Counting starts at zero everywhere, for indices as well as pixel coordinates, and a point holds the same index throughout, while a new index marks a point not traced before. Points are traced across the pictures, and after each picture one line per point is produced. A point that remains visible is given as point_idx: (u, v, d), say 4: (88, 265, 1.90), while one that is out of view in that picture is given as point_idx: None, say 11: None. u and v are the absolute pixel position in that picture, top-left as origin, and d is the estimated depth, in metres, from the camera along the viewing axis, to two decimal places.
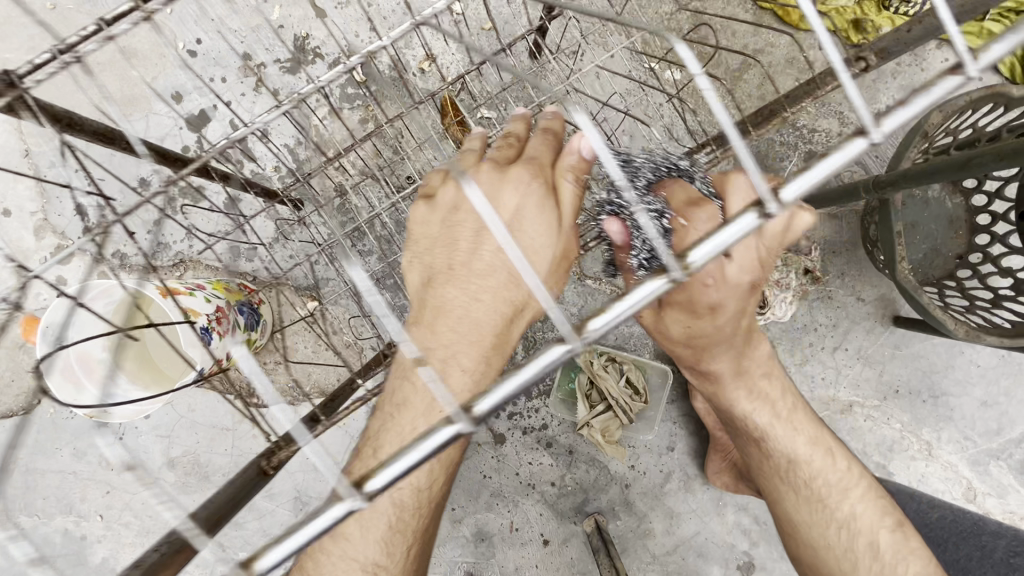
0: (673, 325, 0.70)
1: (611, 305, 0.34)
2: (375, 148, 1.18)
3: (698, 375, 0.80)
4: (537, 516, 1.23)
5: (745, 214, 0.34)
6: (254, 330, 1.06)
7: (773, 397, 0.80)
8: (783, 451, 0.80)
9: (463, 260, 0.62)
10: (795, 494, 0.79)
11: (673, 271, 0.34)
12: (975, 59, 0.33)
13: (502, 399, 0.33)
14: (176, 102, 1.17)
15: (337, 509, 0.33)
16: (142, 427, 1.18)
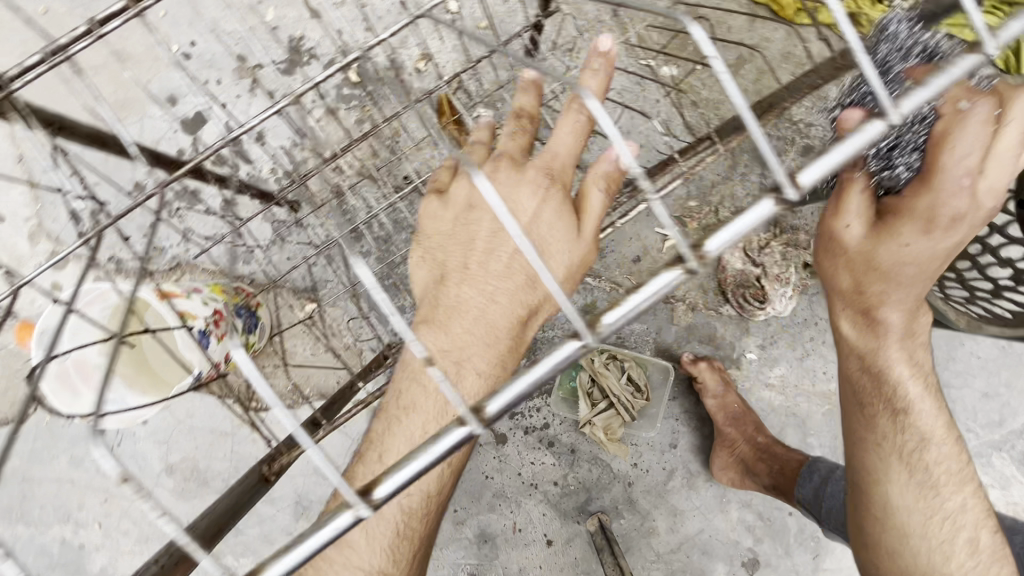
0: (894, 242, 0.54)
1: (622, 303, 0.38)
2: (374, 148, 1.17)
3: (863, 325, 0.61)
4: (540, 516, 1.23)
5: (762, 202, 0.37)
6: (252, 334, 1.03)
7: (925, 367, 0.64)
8: (921, 426, 0.64)
9: (480, 260, 0.65)
10: (907, 475, 0.64)
11: (687, 262, 0.37)
12: (993, 37, 0.37)
13: (512, 397, 0.38)
14: (171, 104, 1.16)
15: (340, 522, 0.38)
16: (139, 433, 1.17)
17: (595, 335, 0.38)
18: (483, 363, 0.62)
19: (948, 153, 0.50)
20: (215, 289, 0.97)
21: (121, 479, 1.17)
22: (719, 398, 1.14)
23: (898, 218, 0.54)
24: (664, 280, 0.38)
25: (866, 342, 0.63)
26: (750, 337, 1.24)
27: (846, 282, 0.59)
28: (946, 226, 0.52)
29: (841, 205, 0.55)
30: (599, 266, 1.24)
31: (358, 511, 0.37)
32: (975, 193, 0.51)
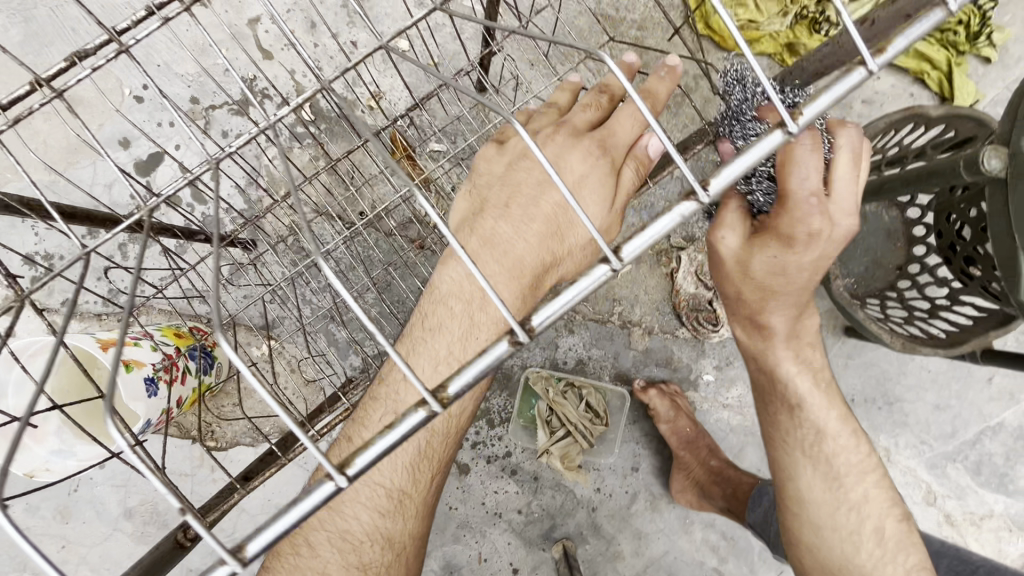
0: (758, 259, 0.60)
1: (464, 369, 0.32)
2: (326, 183, 1.17)
3: (754, 331, 0.68)
4: (505, 545, 1.23)
5: (682, 202, 0.33)
6: (207, 375, 1.03)
7: (816, 364, 0.72)
8: (814, 423, 0.71)
9: (487, 235, 0.64)
10: (812, 468, 0.72)
11: (613, 261, 0.32)
12: (877, 56, 0.33)
13: (468, 383, 0.32)
14: (124, 147, 1.17)
15: (314, 496, 0.31)
16: (96, 478, 1.15)
17: (531, 333, 0.32)
18: (441, 440, 0.61)
19: (792, 179, 0.54)
20: (166, 333, 0.98)
21: (79, 524, 1.15)
22: (670, 422, 1.16)
23: (762, 236, 0.59)
24: (596, 273, 0.32)
25: (758, 345, 0.70)
26: (706, 358, 1.26)
27: (733, 291, 0.66)
28: (804, 243, 0.57)
29: (721, 220, 0.63)
30: None
31: (335, 483, 0.31)
32: (823, 211, 0.55)
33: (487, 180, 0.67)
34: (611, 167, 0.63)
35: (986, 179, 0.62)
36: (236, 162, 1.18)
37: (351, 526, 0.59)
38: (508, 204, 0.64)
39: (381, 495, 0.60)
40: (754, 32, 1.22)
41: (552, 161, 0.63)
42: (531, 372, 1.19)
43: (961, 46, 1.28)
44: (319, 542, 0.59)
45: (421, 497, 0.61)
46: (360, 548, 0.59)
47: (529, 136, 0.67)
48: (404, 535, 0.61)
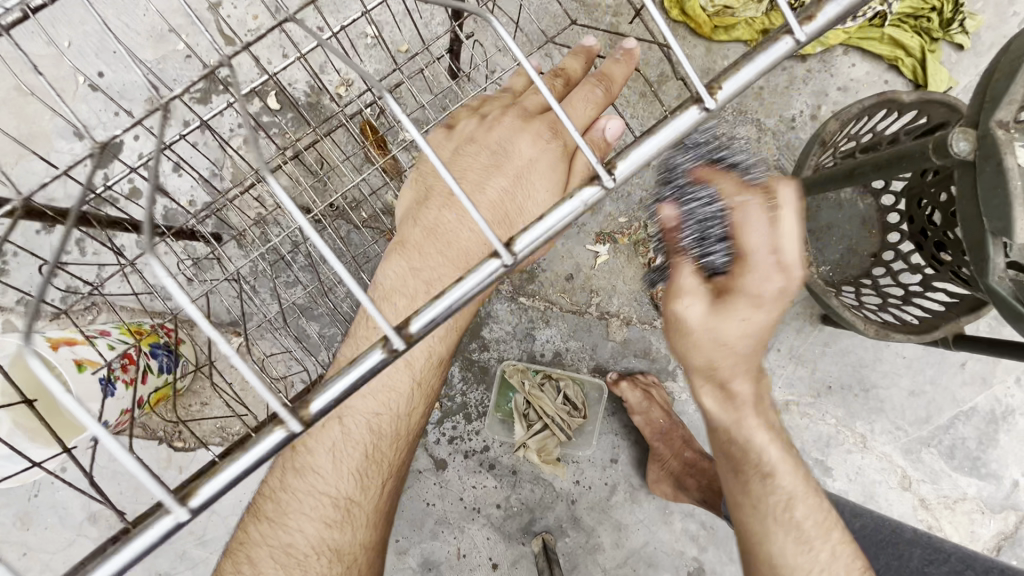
0: (730, 325, 0.53)
1: (332, 380, 0.33)
2: (293, 173, 1.13)
3: (722, 398, 0.60)
4: (484, 540, 1.22)
5: (586, 189, 0.35)
6: (172, 373, 1.00)
7: (777, 426, 0.65)
8: (785, 486, 0.64)
9: (435, 225, 0.62)
10: (784, 535, 0.64)
11: (503, 258, 0.34)
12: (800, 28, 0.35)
13: (334, 399, 0.33)
14: (80, 138, 1.12)
15: (160, 523, 0.32)
16: (59, 482, 1.11)
17: (409, 339, 0.33)
18: (390, 442, 0.60)
19: (750, 235, 0.50)
20: (126, 330, 0.94)
21: (41, 530, 1.11)
22: (644, 414, 1.16)
23: (730, 298, 0.52)
24: (487, 268, 0.34)
25: (731, 417, 0.61)
26: None
27: (699, 364, 0.57)
28: (770, 302, 0.51)
29: (680, 288, 0.55)
30: (534, 286, 1.24)
31: (174, 515, 0.32)
32: (780, 271, 0.50)
33: (432, 168, 0.65)
34: (564, 149, 0.60)
35: (955, 162, 0.61)
36: (199, 153, 1.13)
37: (295, 540, 0.56)
38: (453, 192, 0.63)
39: (327, 504, 0.58)
40: (729, 17, 1.21)
41: (503, 144, 0.62)
42: (507, 365, 1.18)
43: (935, 32, 1.27)
44: (262, 561, 0.55)
45: (372, 504, 0.60)
46: (305, 563, 0.56)
47: (477, 121, 0.65)
48: (354, 548, 0.58)
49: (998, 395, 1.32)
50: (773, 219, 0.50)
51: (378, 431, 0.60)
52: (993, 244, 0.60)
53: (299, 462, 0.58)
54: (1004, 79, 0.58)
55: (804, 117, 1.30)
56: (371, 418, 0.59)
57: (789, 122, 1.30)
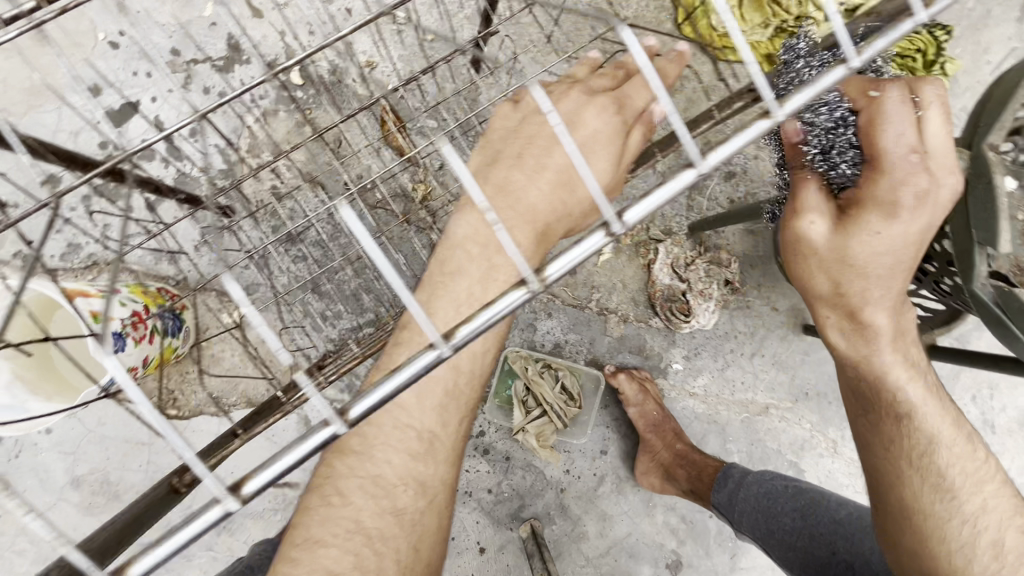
0: (859, 239, 0.58)
1: (563, 253, 0.38)
2: (312, 150, 1.14)
3: (852, 329, 0.63)
4: (474, 524, 1.24)
5: (758, 120, 0.40)
6: (176, 337, 0.99)
7: (919, 365, 0.65)
8: (926, 429, 0.65)
9: (516, 184, 0.66)
10: (919, 479, 0.64)
11: (696, 163, 0.39)
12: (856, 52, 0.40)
13: (567, 266, 0.38)
14: (94, 95, 1.10)
15: (320, 432, 0.35)
16: (41, 444, 1.08)
17: (625, 226, 0.38)
18: (470, 381, 0.62)
19: (884, 137, 0.57)
20: (134, 289, 0.94)
21: (19, 492, 1.08)
22: (639, 406, 1.21)
23: (858, 213, 0.58)
24: (684, 177, 0.39)
25: (859, 348, 0.63)
26: (677, 348, 1.30)
27: (827, 284, 0.62)
28: (910, 208, 0.57)
29: (803, 205, 0.61)
30: None
31: (438, 348, 0.36)
32: (929, 172, 0.56)
33: (499, 138, 0.72)
34: (622, 127, 0.67)
35: (949, 179, 0.68)
36: (219, 121, 1.13)
37: (383, 471, 0.59)
38: (522, 155, 0.68)
39: (411, 437, 0.60)
40: (738, 39, 1.27)
41: (568, 116, 0.68)
42: (510, 351, 1.22)
43: (918, 72, 1.39)
44: (350, 489, 0.58)
45: (452, 440, 0.62)
46: (392, 493, 0.59)
47: (545, 96, 0.72)
48: (437, 481, 0.61)
49: None
50: (945, 130, 0.58)
51: (458, 368, 0.61)
52: (979, 253, 0.67)
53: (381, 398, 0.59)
54: (996, 107, 0.66)
55: None
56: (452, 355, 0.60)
57: None
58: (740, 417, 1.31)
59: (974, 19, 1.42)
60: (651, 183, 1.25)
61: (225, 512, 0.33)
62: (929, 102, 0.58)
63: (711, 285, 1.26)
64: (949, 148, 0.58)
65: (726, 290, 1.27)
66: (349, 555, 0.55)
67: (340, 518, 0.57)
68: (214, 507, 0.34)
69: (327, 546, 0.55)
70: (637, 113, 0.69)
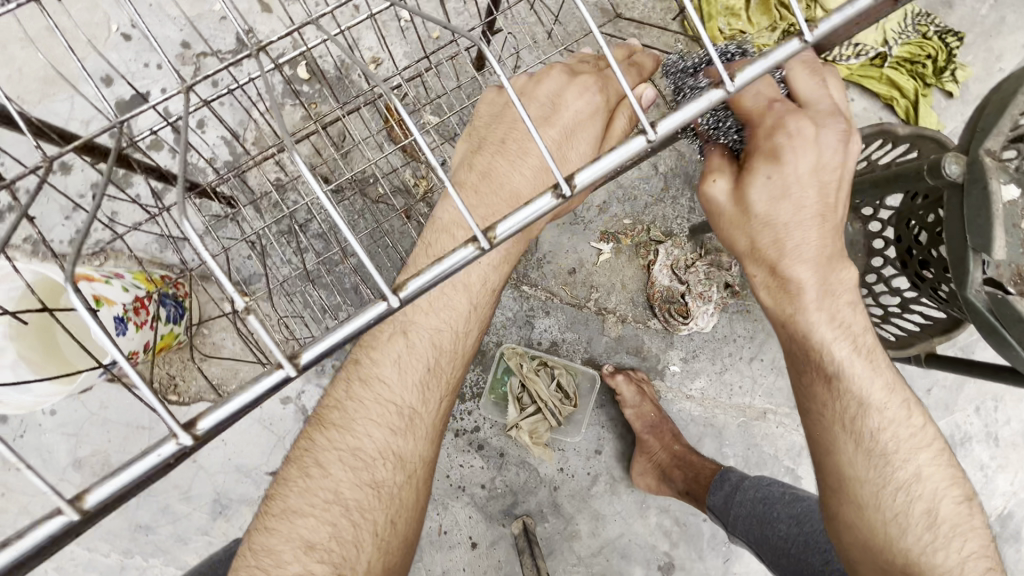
0: (755, 190, 0.61)
1: (515, 212, 0.38)
2: (315, 143, 1.15)
3: (776, 283, 0.63)
4: (466, 519, 1.25)
5: (711, 91, 0.39)
6: (176, 325, 1.01)
7: (854, 324, 0.64)
8: (856, 390, 0.64)
9: (500, 171, 0.69)
10: (855, 444, 0.65)
11: (651, 132, 0.37)
12: (813, 30, 0.38)
13: (517, 225, 0.38)
14: (106, 85, 1.13)
15: (271, 378, 0.36)
16: (46, 425, 1.11)
17: (574, 186, 0.37)
18: (449, 358, 0.67)
19: (748, 98, 0.61)
20: (138, 276, 0.96)
21: (23, 471, 1.11)
22: (635, 407, 1.22)
23: (749, 167, 0.61)
24: (633, 143, 0.38)
25: (785, 305, 0.64)
26: (674, 350, 1.30)
27: (743, 241, 0.63)
28: (795, 159, 0.59)
29: (709, 168, 0.64)
30: (536, 276, 1.28)
31: (389, 302, 0.37)
32: (797, 123, 0.60)
33: (483, 124, 0.74)
34: (604, 109, 0.71)
35: (946, 184, 0.68)
36: (227, 114, 1.15)
37: (363, 443, 0.62)
38: (504, 142, 0.71)
39: (393, 413, 0.64)
40: (744, 42, 1.26)
41: (554, 95, 0.71)
42: (506, 348, 1.23)
43: (929, 78, 1.37)
44: (329, 462, 0.61)
45: (432, 418, 0.66)
46: (371, 466, 0.62)
47: (526, 79, 0.75)
48: (415, 456, 0.64)
49: (958, 421, 1.40)
50: (814, 80, 0.62)
51: (439, 347, 0.66)
52: (973, 260, 0.67)
53: (364, 374, 0.65)
54: (993, 114, 0.66)
55: None
56: (435, 335, 0.66)
57: None
58: (737, 421, 1.30)
59: (986, 25, 1.39)
60: (652, 187, 1.27)
61: (178, 444, 0.34)
62: (796, 61, 0.63)
63: (711, 287, 1.24)
64: (824, 97, 0.62)
65: (726, 294, 1.26)
66: (326, 526, 0.59)
67: (318, 489, 0.60)
68: (171, 444, 0.35)
69: (303, 517, 0.59)
70: (619, 96, 0.73)
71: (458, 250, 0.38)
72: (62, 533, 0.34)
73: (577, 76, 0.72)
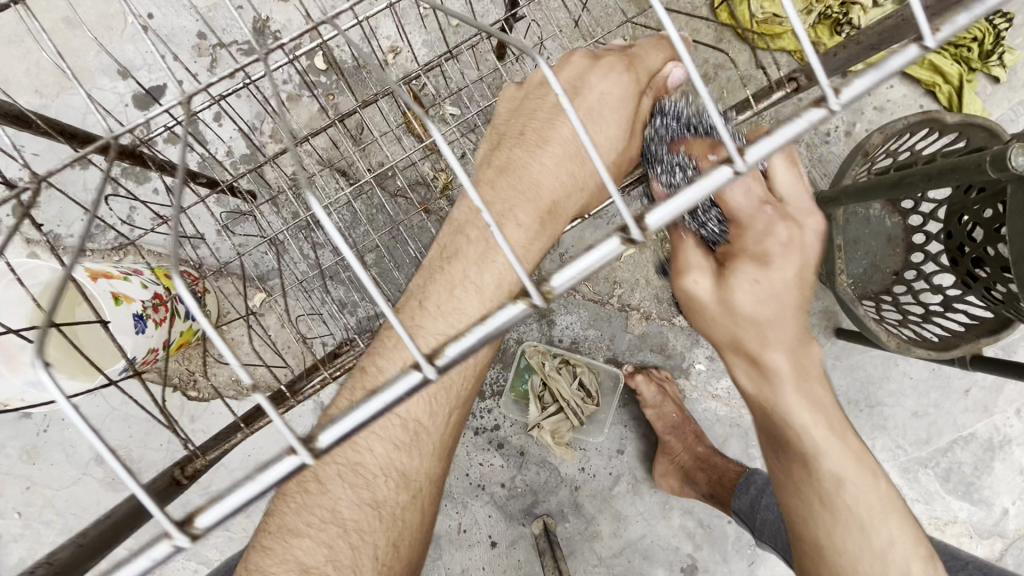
0: (740, 288, 0.57)
1: (574, 259, 0.31)
2: (334, 136, 1.13)
3: (755, 372, 0.60)
4: (486, 518, 1.24)
5: (812, 110, 0.30)
6: (195, 321, 0.99)
7: (826, 402, 0.61)
8: (834, 468, 0.60)
9: (521, 164, 0.66)
10: (831, 515, 0.61)
11: (739, 163, 0.30)
12: (935, 32, 0.30)
13: (583, 273, 0.31)
14: (123, 78, 1.11)
15: (284, 465, 0.30)
16: (69, 420, 1.11)
17: (645, 232, 0.31)
18: (460, 372, 0.63)
19: (739, 197, 0.57)
20: (155, 272, 0.94)
21: (47, 466, 1.11)
22: (656, 407, 1.18)
23: (732, 263, 0.57)
24: (717, 175, 0.31)
25: (764, 394, 0.60)
26: (700, 348, 1.26)
27: (723, 334, 0.60)
28: (777, 257, 0.57)
29: (688, 263, 0.60)
30: (558, 271, 1.24)
31: (425, 373, 0.31)
32: (782, 218, 0.58)
33: (504, 118, 0.71)
34: (630, 92, 0.68)
35: (1009, 177, 0.63)
36: (244, 107, 1.13)
37: (364, 460, 0.60)
38: (525, 133, 0.68)
39: (397, 426, 0.61)
40: (778, 26, 1.20)
41: (576, 81, 0.69)
42: (527, 346, 1.20)
43: (973, 63, 1.29)
44: (329, 477, 0.59)
45: (439, 433, 0.63)
46: (372, 483, 0.60)
47: (547, 68, 0.73)
48: (419, 473, 0.62)
49: (997, 424, 1.34)
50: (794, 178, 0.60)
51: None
52: None
53: None
54: None
55: (837, 134, 1.32)
56: None
57: (823, 136, 1.33)
58: None
59: None
60: None
61: (172, 550, 0.28)
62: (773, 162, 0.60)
63: None
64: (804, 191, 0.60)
65: None
66: (322, 546, 0.58)
67: (315, 506, 0.59)
68: (165, 547, 0.29)
69: (301, 536, 0.58)
70: (646, 77, 0.69)
71: (505, 306, 0.32)
72: None
73: (598, 62, 0.70)
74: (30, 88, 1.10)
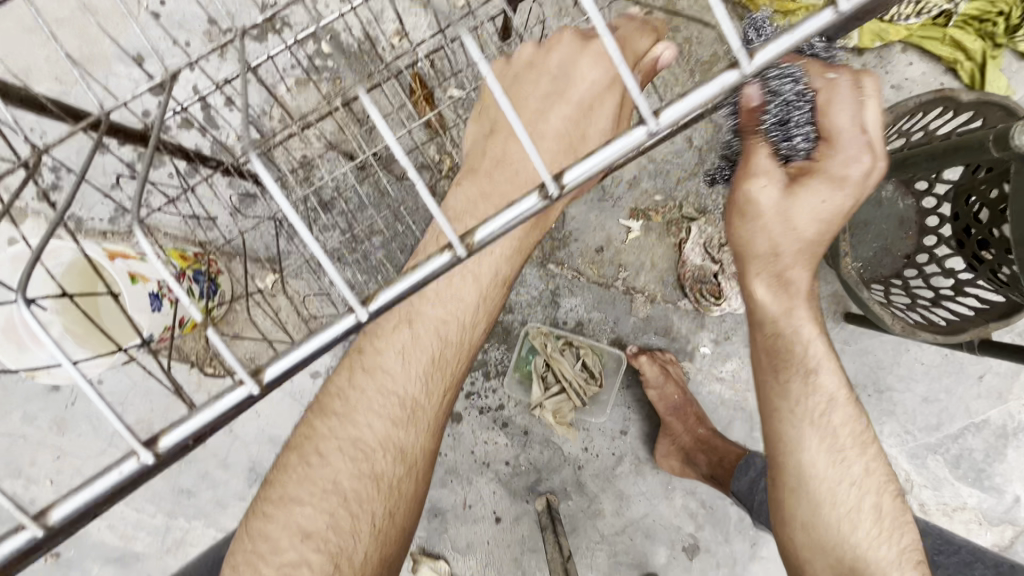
0: (805, 202, 0.65)
1: (496, 216, 0.38)
2: (341, 120, 1.14)
3: (777, 283, 0.72)
4: (490, 494, 1.27)
5: (726, 73, 0.34)
6: (210, 301, 1.03)
7: (824, 333, 0.77)
8: (827, 393, 0.74)
9: (515, 156, 0.67)
10: (821, 453, 0.73)
11: (651, 122, 0.34)
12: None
13: (499, 229, 0.38)
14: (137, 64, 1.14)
15: (235, 395, 0.39)
16: (94, 393, 1.17)
17: (561, 188, 0.36)
18: (455, 352, 0.66)
19: (840, 118, 0.63)
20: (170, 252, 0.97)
21: (74, 436, 1.18)
22: (659, 389, 1.19)
23: (806, 181, 0.65)
24: (632, 136, 0.35)
25: (784, 303, 0.73)
26: (705, 331, 1.26)
27: (764, 244, 0.70)
28: (852, 184, 0.65)
29: (754, 169, 0.67)
30: (563, 254, 1.25)
31: (357, 316, 0.39)
32: (870, 156, 0.64)
33: (493, 101, 0.71)
34: (623, 75, 0.68)
35: (1013, 157, 0.62)
36: (255, 91, 1.15)
37: (363, 435, 0.63)
38: (518, 123, 0.68)
39: (394, 404, 0.64)
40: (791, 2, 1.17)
41: (568, 65, 0.68)
42: (532, 328, 1.22)
43: (999, 38, 1.24)
44: (329, 451, 0.63)
45: (434, 413, 0.66)
46: (371, 457, 0.63)
47: (534, 46, 0.72)
48: (414, 448, 0.65)
49: (1012, 411, 1.31)
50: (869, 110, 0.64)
51: (445, 339, 0.65)
52: None
53: (367, 364, 0.65)
54: None
55: None
56: (441, 326, 0.65)
57: None
58: None
59: None
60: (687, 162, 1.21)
61: (138, 464, 0.37)
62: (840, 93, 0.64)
63: None
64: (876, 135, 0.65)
65: None
66: (322, 515, 0.61)
67: (317, 478, 0.62)
68: (133, 461, 0.37)
69: (300, 505, 0.61)
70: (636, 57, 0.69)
71: (435, 256, 0.39)
72: (28, 549, 0.37)
73: (588, 43, 0.68)
74: (50, 75, 1.14)
